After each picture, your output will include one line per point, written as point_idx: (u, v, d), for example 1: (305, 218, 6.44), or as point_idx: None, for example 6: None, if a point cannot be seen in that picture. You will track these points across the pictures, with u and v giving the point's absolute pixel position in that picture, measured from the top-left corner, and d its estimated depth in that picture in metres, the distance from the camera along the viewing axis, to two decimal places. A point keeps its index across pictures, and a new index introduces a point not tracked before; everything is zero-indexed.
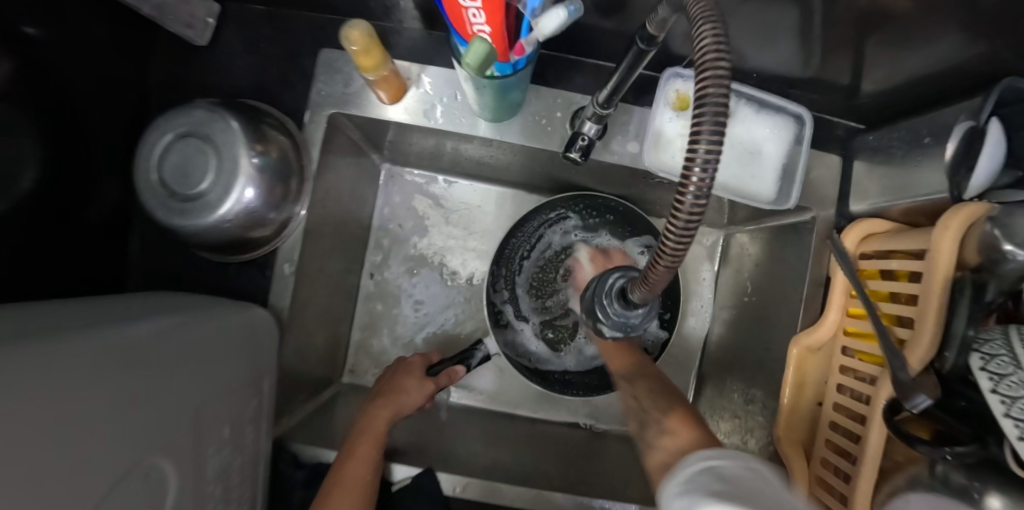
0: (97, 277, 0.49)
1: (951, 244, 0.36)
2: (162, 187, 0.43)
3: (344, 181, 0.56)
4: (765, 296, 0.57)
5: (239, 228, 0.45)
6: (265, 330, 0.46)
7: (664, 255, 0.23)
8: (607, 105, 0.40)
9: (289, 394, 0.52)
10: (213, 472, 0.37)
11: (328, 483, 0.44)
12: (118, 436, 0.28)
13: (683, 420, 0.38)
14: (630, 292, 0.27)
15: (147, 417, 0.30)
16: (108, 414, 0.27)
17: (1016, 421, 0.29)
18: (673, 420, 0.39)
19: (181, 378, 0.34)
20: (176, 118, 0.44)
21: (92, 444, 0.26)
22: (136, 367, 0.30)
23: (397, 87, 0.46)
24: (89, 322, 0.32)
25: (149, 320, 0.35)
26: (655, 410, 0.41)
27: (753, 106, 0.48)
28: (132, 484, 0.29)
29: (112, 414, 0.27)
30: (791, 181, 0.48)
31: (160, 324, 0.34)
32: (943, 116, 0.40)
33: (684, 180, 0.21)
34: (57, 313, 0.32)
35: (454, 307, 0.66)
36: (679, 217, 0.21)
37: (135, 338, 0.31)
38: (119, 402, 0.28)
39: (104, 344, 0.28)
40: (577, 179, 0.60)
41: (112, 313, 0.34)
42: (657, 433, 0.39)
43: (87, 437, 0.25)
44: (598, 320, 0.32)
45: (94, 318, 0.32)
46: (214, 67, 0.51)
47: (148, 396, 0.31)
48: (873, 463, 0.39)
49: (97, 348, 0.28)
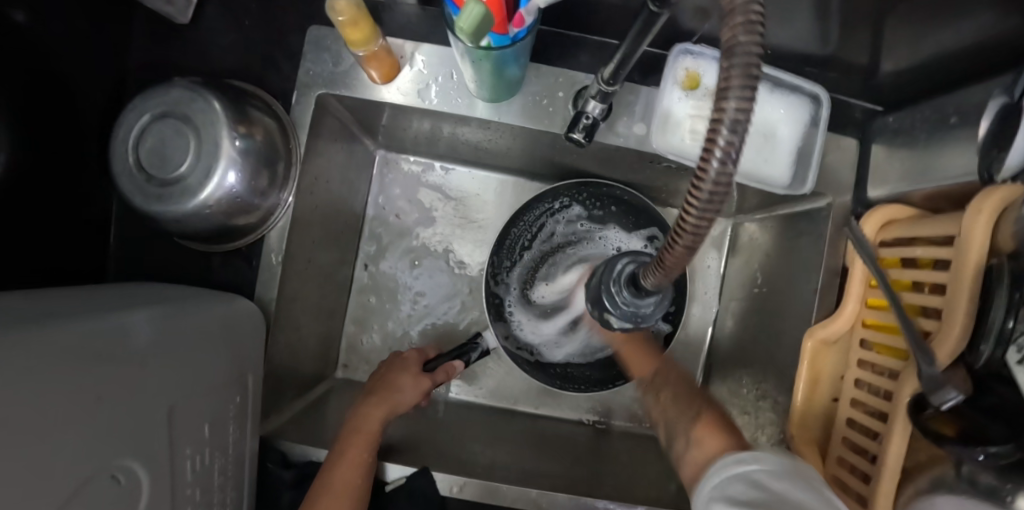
0: (75, 270, 0.46)
1: (984, 229, 0.33)
2: (140, 171, 0.40)
3: (335, 167, 0.53)
4: (776, 287, 0.55)
5: (222, 214, 0.42)
6: (251, 323, 0.44)
7: (683, 234, 0.20)
8: (612, 81, 0.37)
9: (278, 390, 0.49)
10: (191, 475, 0.35)
11: (315, 490, 0.42)
12: (78, 438, 0.25)
13: (712, 430, 0.36)
14: (641, 277, 0.24)
15: (114, 419, 0.28)
16: (66, 414, 0.25)
17: None
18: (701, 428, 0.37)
19: (153, 376, 0.32)
20: (153, 98, 0.41)
21: (47, 450, 0.23)
22: (100, 365, 0.28)
23: (389, 65, 0.44)
24: (52, 313, 0.29)
25: (120, 311, 0.33)
26: (681, 418, 0.41)
27: (767, 84, 0.45)
28: (95, 490, 0.26)
29: (70, 414, 0.25)
30: (807, 165, 0.45)
31: (129, 318, 0.32)
32: (972, 93, 0.38)
33: (707, 149, 0.18)
34: (16, 304, 0.29)
35: (452, 300, 0.63)
36: (701, 191, 0.18)
37: (98, 334, 0.28)
38: (79, 403, 0.26)
39: (64, 340, 0.26)
40: (579, 165, 0.57)
41: (78, 305, 0.32)
42: (686, 443, 0.38)
43: (38, 444, 0.23)
44: (605, 311, 0.29)
45: (56, 310, 0.30)
46: (195, 45, 0.48)
47: (115, 394, 0.28)
48: (896, 463, 0.37)
49: (53, 344, 0.25)
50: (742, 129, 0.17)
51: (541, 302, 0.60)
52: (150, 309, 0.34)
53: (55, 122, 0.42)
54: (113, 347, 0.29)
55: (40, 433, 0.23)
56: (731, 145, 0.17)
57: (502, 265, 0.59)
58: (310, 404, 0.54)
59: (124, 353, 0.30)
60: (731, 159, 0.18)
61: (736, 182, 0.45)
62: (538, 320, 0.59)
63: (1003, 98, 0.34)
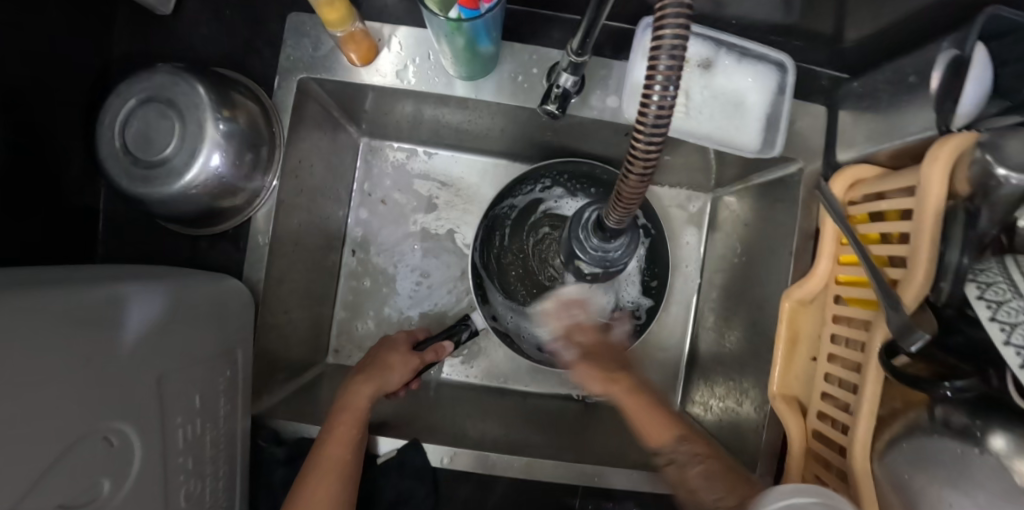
0: (64, 256, 0.47)
1: (941, 175, 0.35)
2: (126, 154, 0.41)
3: (318, 154, 0.55)
4: (755, 255, 0.56)
5: (209, 196, 0.43)
6: (240, 302, 0.45)
7: (636, 165, 0.23)
8: (581, 51, 0.38)
9: (268, 370, 0.50)
10: (182, 444, 0.36)
11: (307, 466, 0.43)
12: (71, 396, 0.26)
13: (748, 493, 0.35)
14: (605, 219, 0.27)
15: (101, 381, 0.29)
16: (61, 373, 0.26)
17: (1017, 349, 0.28)
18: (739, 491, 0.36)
19: (143, 343, 0.33)
20: (138, 83, 0.42)
21: (31, 402, 0.24)
22: (85, 328, 0.29)
23: (367, 48, 0.45)
24: (44, 281, 0.31)
25: (111, 283, 0.34)
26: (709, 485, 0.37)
27: (734, 54, 0.47)
28: (90, 448, 0.28)
29: (63, 373, 0.26)
30: (776, 130, 0.47)
31: (114, 289, 0.33)
32: (926, 51, 0.39)
33: (648, 86, 0.20)
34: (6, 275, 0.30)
35: (441, 283, 0.64)
36: (646, 125, 0.21)
37: (83, 300, 0.29)
38: (63, 362, 0.26)
39: (45, 302, 0.27)
40: (559, 144, 0.59)
41: (65, 278, 0.33)
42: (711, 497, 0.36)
43: (23, 395, 0.23)
44: (578, 258, 0.32)
45: (43, 281, 0.31)
46: (179, 36, 0.49)
47: (107, 359, 0.30)
48: (871, 406, 0.38)
49: (36, 304, 0.26)
50: (678, 58, 0.19)
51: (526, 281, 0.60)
52: (136, 283, 0.35)
53: (41, 111, 0.43)
54: (98, 313, 0.30)
55: (23, 385, 0.24)
56: (670, 71, 0.19)
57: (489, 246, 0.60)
58: (303, 386, 0.55)
59: (110, 320, 0.31)
60: (672, 85, 0.19)
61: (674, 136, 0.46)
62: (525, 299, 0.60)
63: (954, 50, 0.36)
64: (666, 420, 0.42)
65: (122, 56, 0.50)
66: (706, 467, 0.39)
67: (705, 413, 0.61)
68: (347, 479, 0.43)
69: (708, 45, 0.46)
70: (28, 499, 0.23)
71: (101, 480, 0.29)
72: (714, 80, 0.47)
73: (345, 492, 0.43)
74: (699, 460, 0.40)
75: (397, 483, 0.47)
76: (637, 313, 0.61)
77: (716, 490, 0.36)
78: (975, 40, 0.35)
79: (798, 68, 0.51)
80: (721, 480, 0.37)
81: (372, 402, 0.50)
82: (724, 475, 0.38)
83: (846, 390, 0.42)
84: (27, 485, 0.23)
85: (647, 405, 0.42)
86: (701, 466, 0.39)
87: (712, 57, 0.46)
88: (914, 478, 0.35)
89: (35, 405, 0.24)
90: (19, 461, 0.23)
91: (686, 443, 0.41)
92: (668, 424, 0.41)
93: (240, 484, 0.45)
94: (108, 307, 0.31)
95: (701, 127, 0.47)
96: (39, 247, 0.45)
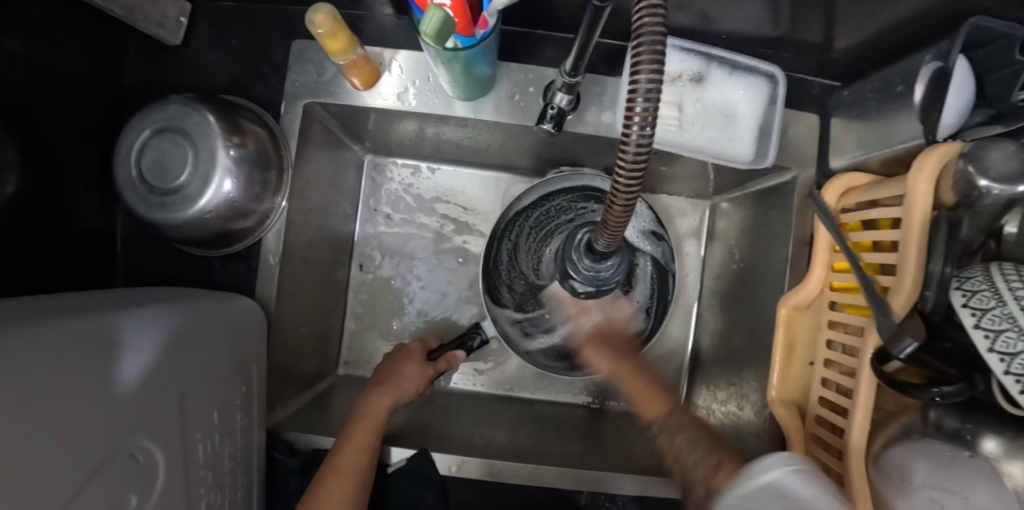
0: (85, 280, 0.49)
1: (927, 185, 0.35)
2: (142, 183, 0.43)
3: (324, 173, 0.56)
4: (753, 261, 0.57)
5: (222, 219, 0.46)
6: (252, 319, 0.47)
7: (620, 194, 0.24)
8: (574, 73, 0.40)
9: (282, 385, 0.52)
10: (202, 457, 0.38)
11: (322, 468, 0.45)
12: (96, 418, 0.28)
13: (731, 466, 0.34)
14: (595, 242, 0.28)
15: (123, 406, 0.31)
16: (84, 398, 0.28)
17: (1001, 355, 0.29)
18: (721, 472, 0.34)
19: (166, 364, 0.35)
20: (151, 114, 0.44)
21: (59, 427, 0.26)
22: (107, 355, 0.31)
23: (368, 72, 0.47)
24: (71, 309, 0.33)
25: (132, 307, 0.36)
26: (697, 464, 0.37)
27: (724, 68, 0.48)
28: (117, 466, 0.30)
29: (87, 398, 0.28)
30: (768, 141, 0.48)
31: (134, 314, 0.35)
32: (911, 62, 0.40)
33: (628, 118, 0.22)
34: (35, 305, 0.33)
35: (446, 294, 0.66)
36: (627, 154, 0.22)
37: (106, 327, 0.31)
38: (89, 388, 0.28)
39: (68, 331, 0.29)
40: (557, 156, 0.60)
41: (90, 304, 0.35)
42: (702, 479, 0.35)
43: (50, 422, 0.25)
44: (571, 278, 0.33)
45: (69, 310, 0.33)
46: (189, 66, 0.52)
47: (130, 382, 0.32)
48: (866, 415, 0.38)
49: (63, 335, 0.28)
50: (654, 100, 0.21)
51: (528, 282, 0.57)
52: (153, 307, 0.37)
53: (59, 143, 0.46)
54: (121, 339, 0.32)
55: (51, 413, 0.25)
56: (646, 111, 0.21)
57: (501, 255, 0.59)
58: (315, 398, 0.57)
59: (134, 345, 0.33)
60: (648, 124, 0.21)
61: (665, 148, 0.47)
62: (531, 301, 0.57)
63: (936, 63, 0.37)
64: (663, 401, 0.47)
65: (136, 87, 0.53)
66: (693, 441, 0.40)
67: (707, 416, 0.62)
68: (355, 485, 0.44)
69: (698, 59, 0.47)
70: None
71: (128, 495, 0.30)
72: (703, 93, 0.48)
73: (352, 498, 0.44)
74: (682, 429, 0.42)
75: (408, 490, 0.49)
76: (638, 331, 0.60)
77: (708, 457, 0.37)
78: (958, 53, 0.36)
79: (789, 78, 0.52)
80: (709, 450, 0.38)
81: (391, 411, 0.52)
82: (706, 442, 0.39)
83: (843, 396, 0.42)
84: (58, 506, 0.25)
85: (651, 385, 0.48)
86: (687, 434, 0.41)
87: (703, 71, 0.48)
88: (910, 480, 0.35)
89: (63, 431, 0.26)
90: (47, 485, 0.25)
91: (674, 415, 0.45)
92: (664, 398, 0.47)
93: (258, 493, 0.47)
94: (128, 331, 0.33)
95: (695, 139, 0.48)
96: (64, 273, 0.47)
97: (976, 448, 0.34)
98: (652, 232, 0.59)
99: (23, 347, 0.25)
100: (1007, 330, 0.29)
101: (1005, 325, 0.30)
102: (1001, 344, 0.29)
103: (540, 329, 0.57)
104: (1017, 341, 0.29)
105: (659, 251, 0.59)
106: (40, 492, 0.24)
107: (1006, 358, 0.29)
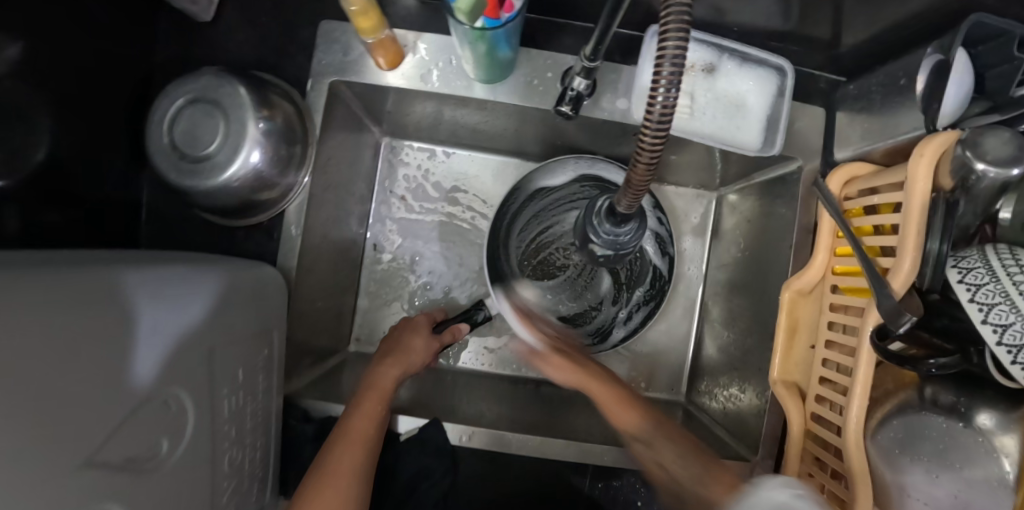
0: (111, 242, 0.51)
1: (927, 169, 0.37)
2: (173, 150, 0.45)
3: (344, 153, 0.58)
4: (759, 249, 0.59)
5: (248, 189, 0.47)
6: (275, 287, 0.48)
7: (644, 154, 0.26)
8: (593, 58, 0.41)
9: (298, 355, 0.54)
10: (227, 414, 0.39)
11: (330, 439, 0.46)
12: (125, 365, 0.30)
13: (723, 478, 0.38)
14: (616, 203, 0.30)
15: (149, 352, 0.32)
16: (113, 346, 0.29)
17: (994, 326, 0.31)
18: (716, 480, 0.38)
19: (191, 314, 0.35)
20: (185, 84, 0.45)
21: (90, 369, 0.27)
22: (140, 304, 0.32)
23: (394, 52, 0.48)
24: (102, 262, 0.34)
25: (159, 265, 0.37)
26: (693, 485, 0.39)
27: (736, 59, 0.50)
28: (149, 412, 0.31)
29: (115, 346, 0.29)
30: (775, 129, 0.50)
31: (151, 269, 0.35)
32: (915, 56, 0.42)
33: (653, 87, 0.24)
34: (70, 257, 0.34)
35: (458, 275, 0.67)
36: (652, 117, 0.24)
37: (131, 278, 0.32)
38: (119, 335, 0.30)
39: (100, 280, 0.30)
40: (571, 143, 0.62)
41: (119, 259, 0.36)
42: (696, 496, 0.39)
43: (81, 365, 0.26)
44: (590, 242, 0.35)
45: (101, 262, 0.34)
46: (218, 42, 0.53)
47: (156, 333, 0.32)
48: (866, 390, 0.39)
49: (93, 283, 0.29)
50: (679, 66, 0.23)
51: (535, 264, 0.63)
52: (165, 266, 0.37)
53: (91, 112, 0.47)
54: (143, 290, 0.33)
55: (83, 358, 0.27)
56: (672, 75, 0.23)
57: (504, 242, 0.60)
58: (328, 371, 0.59)
59: (157, 296, 0.33)
60: (674, 87, 0.23)
61: (679, 133, 0.49)
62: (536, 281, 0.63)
63: (937, 55, 0.39)
64: (629, 403, 0.48)
65: (164, 61, 0.54)
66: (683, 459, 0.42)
67: (710, 401, 0.64)
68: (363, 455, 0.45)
69: (711, 51, 0.50)
70: (95, 454, 0.27)
71: (160, 440, 0.32)
72: (714, 83, 0.50)
73: (363, 465, 0.45)
74: (662, 432, 0.45)
75: (419, 459, 0.50)
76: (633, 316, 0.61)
77: (693, 470, 0.40)
78: (958, 47, 0.38)
79: (799, 72, 0.54)
80: (694, 458, 0.41)
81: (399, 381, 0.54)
82: (693, 450, 0.42)
83: (842, 374, 0.44)
84: (94, 442, 0.26)
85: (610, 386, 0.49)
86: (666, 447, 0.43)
87: (715, 62, 0.50)
88: (902, 452, 0.39)
89: (95, 374, 0.27)
90: (81, 424, 0.26)
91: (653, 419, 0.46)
92: (627, 402, 0.47)
93: (274, 455, 0.48)
94: (151, 282, 0.34)
95: (704, 126, 0.50)
96: (91, 235, 0.49)
97: (971, 421, 0.37)
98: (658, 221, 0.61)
99: (65, 291, 0.27)
100: (999, 304, 0.31)
101: (998, 299, 0.32)
102: (994, 316, 0.31)
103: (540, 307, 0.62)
104: (1008, 314, 0.31)
105: (660, 229, 0.61)
106: (73, 427, 0.25)
107: (999, 329, 0.31)
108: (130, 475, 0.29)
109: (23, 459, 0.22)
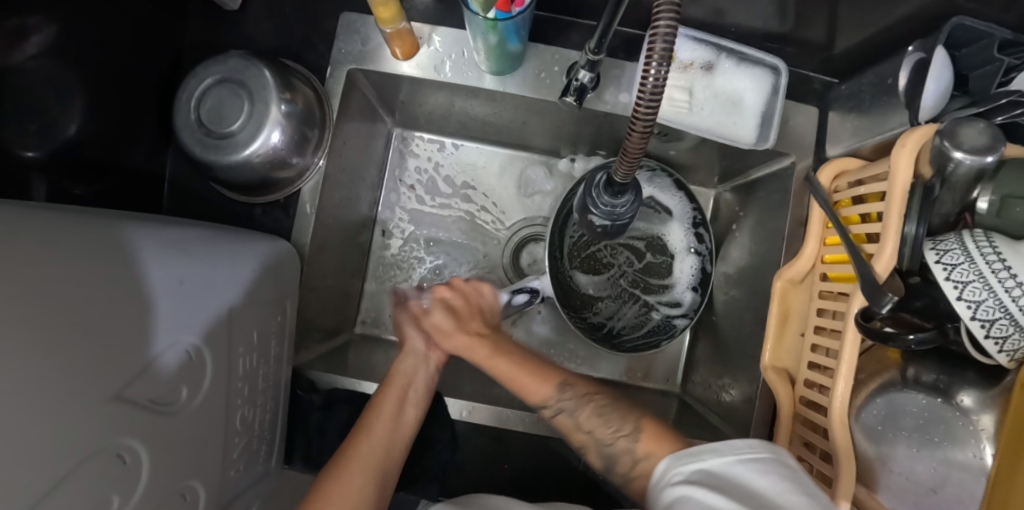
0: (137, 209, 0.54)
1: (908, 159, 0.39)
2: (199, 126, 0.47)
3: (358, 139, 0.61)
4: (755, 244, 0.61)
5: (266, 166, 0.50)
6: (291, 260, 0.50)
7: (639, 123, 0.28)
8: (597, 51, 0.43)
9: (308, 330, 0.56)
10: (242, 373, 0.42)
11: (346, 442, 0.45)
12: (144, 315, 0.31)
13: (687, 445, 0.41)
14: (614, 175, 0.33)
15: (166, 306, 0.33)
16: (127, 297, 0.31)
17: (968, 302, 0.33)
18: (644, 436, 0.41)
19: (201, 275, 0.37)
20: (213, 66, 0.48)
21: (109, 314, 0.29)
22: (144, 263, 0.33)
23: (409, 44, 0.51)
24: (126, 224, 0.36)
25: (163, 231, 0.39)
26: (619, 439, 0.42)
27: (733, 59, 0.53)
28: (171, 360, 0.33)
29: (129, 298, 0.31)
30: (770, 126, 0.52)
31: (146, 233, 0.36)
32: (902, 57, 0.44)
33: (645, 71, 0.26)
34: (97, 215, 0.36)
35: (462, 262, 0.70)
36: (645, 93, 0.26)
37: (130, 241, 0.34)
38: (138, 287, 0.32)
39: (103, 241, 0.32)
40: (575, 138, 0.65)
41: (136, 222, 0.38)
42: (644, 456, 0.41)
43: (101, 310, 0.28)
44: (591, 213, 0.38)
45: (124, 224, 0.36)
46: (244, 29, 0.56)
47: (170, 289, 0.34)
48: (851, 368, 0.40)
49: (90, 241, 0.31)
50: (671, 43, 0.25)
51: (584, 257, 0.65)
52: (148, 226, 0.38)
53: (123, 89, 0.50)
54: (142, 252, 0.34)
55: (101, 303, 0.28)
56: (664, 51, 0.25)
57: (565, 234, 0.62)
58: (335, 348, 0.61)
59: (157, 257, 0.35)
60: (664, 63, 0.25)
61: (679, 128, 0.52)
62: (584, 274, 0.66)
63: (919, 53, 0.43)
64: (542, 376, 0.47)
65: (192, 44, 0.57)
66: (603, 418, 0.45)
67: (704, 391, 0.66)
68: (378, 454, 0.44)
69: (708, 50, 0.52)
70: (123, 390, 0.29)
71: (180, 387, 0.34)
72: (712, 81, 0.52)
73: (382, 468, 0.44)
74: (585, 402, 0.47)
75: (421, 432, 0.53)
76: (676, 326, 0.63)
77: (624, 428, 0.43)
78: (939, 46, 0.41)
79: (794, 74, 0.56)
80: (624, 420, 0.44)
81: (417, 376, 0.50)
82: (617, 409, 0.45)
83: (828, 356, 0.45)
84: (115, 380, 0.28)
85: (527, 362, 0.49)
86: (591, 406, 0.46)
87: (713, 60, 0.52)
88: (881, 427, 0.41)
89: (114, 319, 0.29)
90: (104, 364, 0.28)
91: (567, 390, 0.47)
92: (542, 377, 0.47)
93: (283, 421, 0.51)
94: (150, 246, 0.35)
95: (701, 121, 0.52)
96: (117, 202, 0.52)
97: (951, 398, 0.39)
98: (692, 232, 0.64)
99: (76, 248, 0.29)
100: (973, 282, 0.33)
101: (972, 277, 0.34)
102: (968, 292, 0.33)
103: (587, 297, 0.66)
104: (981, 290, 0.33)
105: (700, 247, 0.64)
106: (98, 363, 0.27)
107: (973, 305, 0.33)
108: (154, 415, 0.31)
109: (54, 382, 0.24)
